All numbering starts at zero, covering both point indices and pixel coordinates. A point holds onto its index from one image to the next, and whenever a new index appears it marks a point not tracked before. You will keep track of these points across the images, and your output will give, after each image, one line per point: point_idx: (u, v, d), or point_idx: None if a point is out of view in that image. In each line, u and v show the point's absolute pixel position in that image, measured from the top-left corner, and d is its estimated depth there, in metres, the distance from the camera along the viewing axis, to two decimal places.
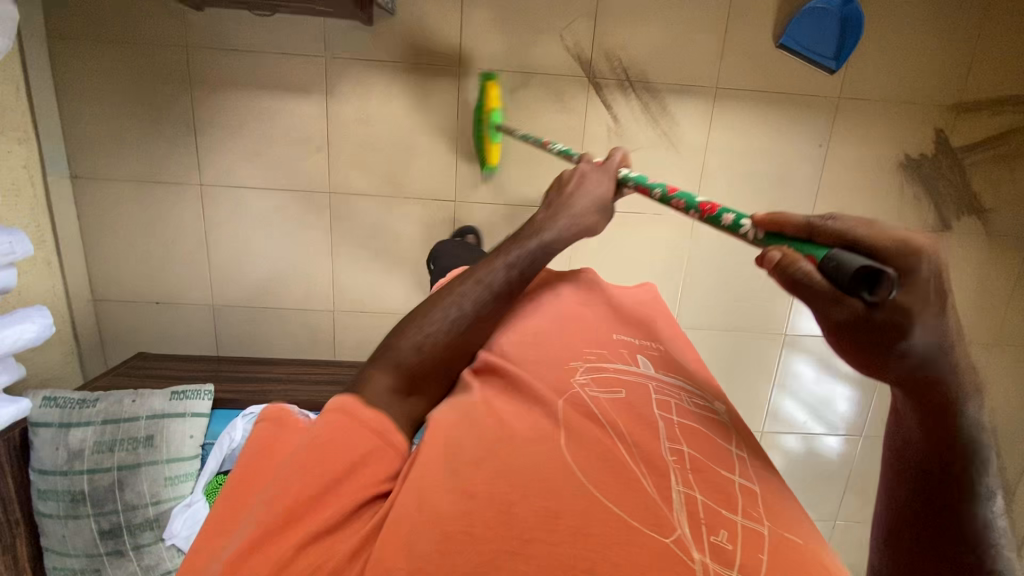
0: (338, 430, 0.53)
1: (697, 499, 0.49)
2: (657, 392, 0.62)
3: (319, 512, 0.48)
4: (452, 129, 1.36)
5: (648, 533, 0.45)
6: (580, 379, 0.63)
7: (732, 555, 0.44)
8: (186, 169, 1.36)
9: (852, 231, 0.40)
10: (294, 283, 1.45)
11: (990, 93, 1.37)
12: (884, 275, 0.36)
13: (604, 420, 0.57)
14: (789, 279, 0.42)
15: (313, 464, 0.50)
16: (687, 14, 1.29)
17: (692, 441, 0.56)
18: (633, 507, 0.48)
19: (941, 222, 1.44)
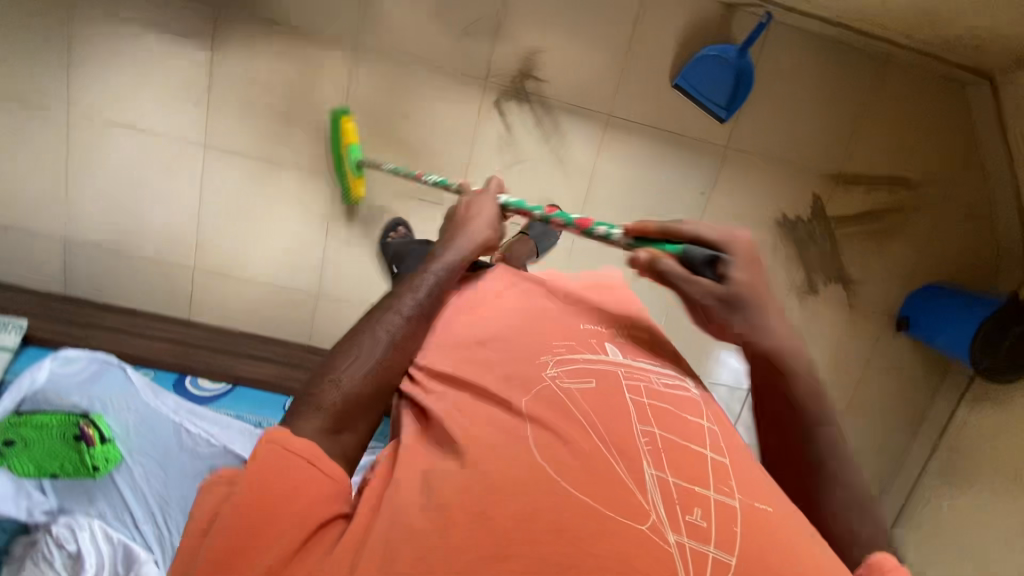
0: (270, 471, 0.48)
1: (670, 481, 0.52)
2: (627, 377, 0.63)
3: (264, 556, 0.45)
4: (341, 104, 1.33)
5: (624, 521, 0.47)
6: (550, 373, 0.62)
7: (708, 534, 0.48)
8: (56, 95, 1.30)
9: (699, 233, 0.64)
10: (156, 232, 1.40)
11: (867, 169, 1.41)
12: (718, 260, 0.62)
13: (575, 410, 0.58)
14: (658, 272, 0.63)
15: (257, 512, 0.46)
16: (589, 37, 1.30)
17: (662, 422, 0.58)
18: (609, 499, 0.49)
19: (808, 285, 1.49)
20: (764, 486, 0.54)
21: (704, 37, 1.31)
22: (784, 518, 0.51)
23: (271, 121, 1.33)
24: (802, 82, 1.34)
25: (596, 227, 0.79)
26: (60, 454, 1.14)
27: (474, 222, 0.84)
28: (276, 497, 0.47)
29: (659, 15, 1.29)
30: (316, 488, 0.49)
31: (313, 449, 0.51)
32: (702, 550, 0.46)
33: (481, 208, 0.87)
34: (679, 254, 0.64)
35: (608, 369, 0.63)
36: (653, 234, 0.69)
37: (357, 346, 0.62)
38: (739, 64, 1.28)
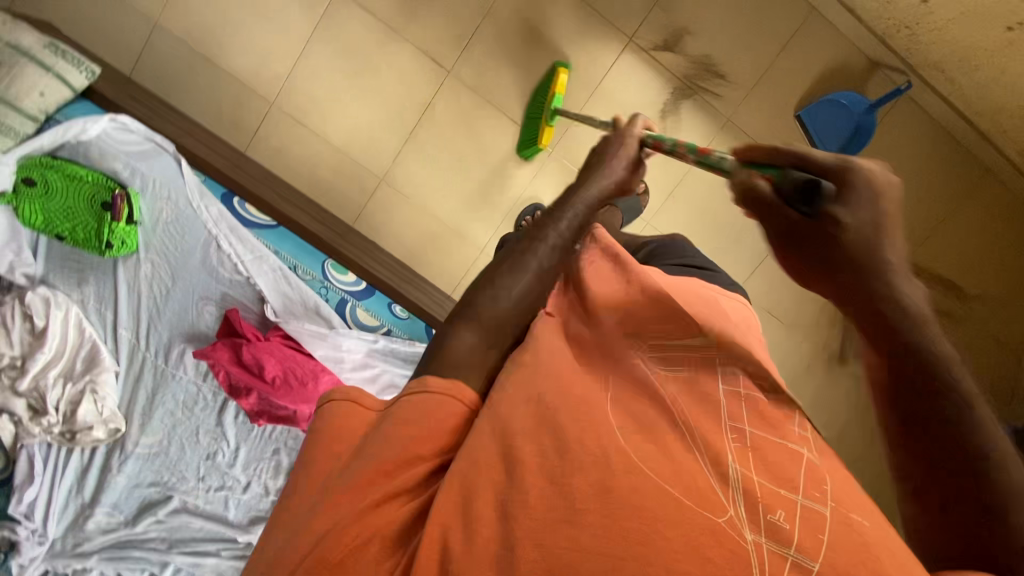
0: (401, 414, 0.49)
1: (754, 482, 0.50)
2: (721, 376, 0.60)
3: (390, 476, 0.46)
4: (486, 4, 1.30)
5: (701, 513, 0.46)
6: (647, 364, 0.61)
7: (790, 536, 0.46)
8: None
9: (804, 154, 0.52)
10: (250, 52, 1.33)
11: (937, 265, 1.46)
12: (823, 184, 0.49)
13: (669, 404, 0.57)
14: (749, 194, 0.53)
15: (386, 440, 0.48)
16: (739, 40, 1.32)
17: (758, 425, 0.56)
18: (678, 484, 0.48)
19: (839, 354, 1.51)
20: (870, 506, 0.51)
21: (840, 82, 1.34)
22: (888, 534, 0.48)
23: None
24: (909, 160, 1.38)
25: (711, 156, 0.65)
26: (78, 216, 1.06)
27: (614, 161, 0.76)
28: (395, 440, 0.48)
29: (808, 47, 1.32)
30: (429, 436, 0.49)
31: (447, 384, 0.52)
32: (780, 550, 0.45)
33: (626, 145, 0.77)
34: (776, 176, 0.52)
35: (696, 365, 0.61)
36: (751, 156, 0.57)
37: (522, 256, 0.63)
38: (862, 119, 1.32)
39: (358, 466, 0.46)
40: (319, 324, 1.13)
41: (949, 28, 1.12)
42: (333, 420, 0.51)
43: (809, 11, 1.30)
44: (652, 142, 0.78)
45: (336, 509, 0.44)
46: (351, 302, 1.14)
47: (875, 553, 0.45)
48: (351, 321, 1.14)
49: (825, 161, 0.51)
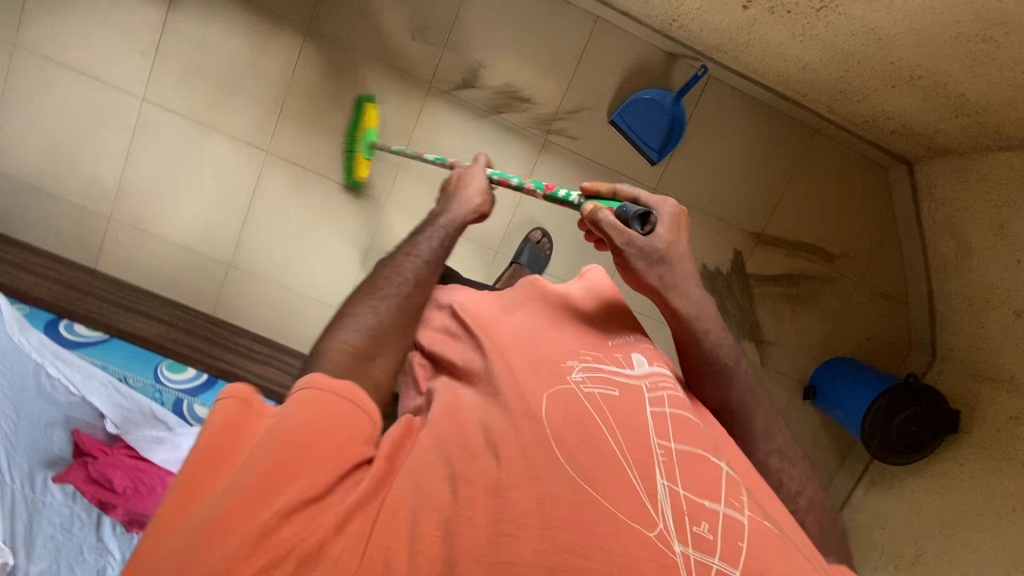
0: (310, 409, 0.52)
1: (680, 493, 0.52)
2: (649, 388, 0.64)
3: (296, 480, 0.47)
4: (284, 80, 1.34)
5: (635, 527, 0.49)
6: (574, 377, 0.63)
7: (714, 546, 0.49)
8: (4, 24, 1.30)
9: (633, 195, 0.80)
10: (76, 173, 1.37)
11: (791, 234, 1.44)
12: (653, 216, 0.74)
13: (598, 418, 0.59)
14: (593, 218, 0.77)
15: (298, 428, 0.50)
16: (536, 62, 1.35)
17: (680, 434, 0.59)
18: (624, 506, 0.51)
19: None
20: (764, 505, 0.56)
21: (644, 80, 1.36)
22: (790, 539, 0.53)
23: (213, 87, 1.34)
24: (734, 140, 1.38)
25: (558, 194, 0.92)
26: None
27: (465, 193, 0.97)
28: (315, 422, 0.51)
29: (604, 53, 1.34)
30: (354, 425, 0.53)
31: (361, 397, 0.55)
32: (705, 562, 0.48)
33: (472, 183, 0.99)
34: (617, 210, 0.77)
35: (629, 381, 0.64)
36: (608, 193, 0.83)
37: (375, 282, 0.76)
38: (673, 111, 1.33)
39: (266, 464, 0.46)
40: (158, 428, 1.21)
41: (706, 20, 1.12)
42: (224, 420, 0.50)
43: (595, 20, 1.32)
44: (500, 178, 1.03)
45: (255, 506, 0.44)
46: (186, 400, 1.26)
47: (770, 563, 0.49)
48: (189, 418, 1.25)
49: (647, 198, 0.78)
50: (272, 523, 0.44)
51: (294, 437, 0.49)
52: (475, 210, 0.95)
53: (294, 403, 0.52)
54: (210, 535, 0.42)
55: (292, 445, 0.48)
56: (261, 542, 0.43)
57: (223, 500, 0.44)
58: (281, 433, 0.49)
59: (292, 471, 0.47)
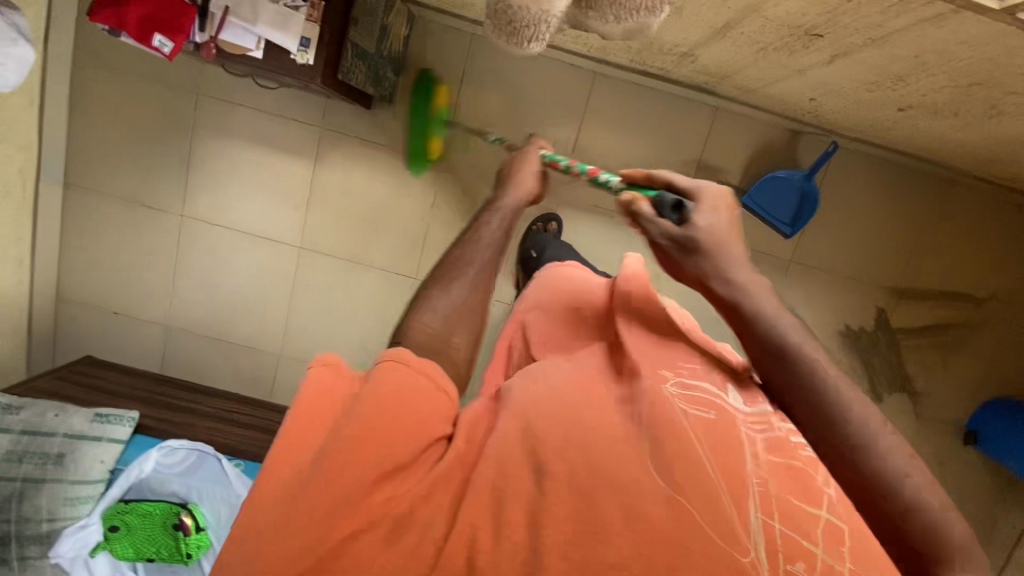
0: (401, 380, 0.43)
1: (778, 521, 0.42)
2: (750, 399, 0.53)
3: (383, 449, 0.39)
4: (426, 213, 1.42)
5: (720, 547, 0.40)
6: (677, 372, 0.54)
7: None
8: (172, 199, 1.42)
9: (673, 180, 0.58)
10: (247, 320, 1.50)
11: (933, 285, 1.44)
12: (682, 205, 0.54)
13: (681, 413, 0.48)
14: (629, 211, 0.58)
15: (385, 405, 0.41)
16: (661, 159, 1.39)
17: (797, 457, 0.47)
18: (706, 515, 0.42)
19: (874, 395, 1.49)
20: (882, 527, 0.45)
21: (771, 159, 1.38)
22: None
23: (360, 227, 1.43)
24: (865, 204, 1.39)
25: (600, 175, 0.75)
26: (157, 539, 1.18)
27: (523, 176, 0.79)
28: (401, 404, 0.41)
29: (728, 141, 1.37)
30: (430, 403, 0.43)
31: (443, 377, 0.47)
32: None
33: (528, 165, 0.82)
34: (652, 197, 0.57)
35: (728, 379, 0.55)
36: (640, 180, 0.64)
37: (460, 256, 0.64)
38: (805, 186, 1.34)
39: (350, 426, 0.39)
40: None
41: (849, 113, 1.13)
42: (319, 386, 0.43)
43: (715, 112, 1.36)
44: (549, 160, 0.86)
45: (328, 486, 0.36)
46: None
47: None
48: None
49: (679, 179, 0.58)
50: (365, 487, 0.37)
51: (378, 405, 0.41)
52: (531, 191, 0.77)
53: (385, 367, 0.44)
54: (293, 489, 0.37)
55: (371, 416, 0.40)
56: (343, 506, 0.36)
57: (313, 464, 0.37)
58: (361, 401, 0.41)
59: (364, 451, 0.38)
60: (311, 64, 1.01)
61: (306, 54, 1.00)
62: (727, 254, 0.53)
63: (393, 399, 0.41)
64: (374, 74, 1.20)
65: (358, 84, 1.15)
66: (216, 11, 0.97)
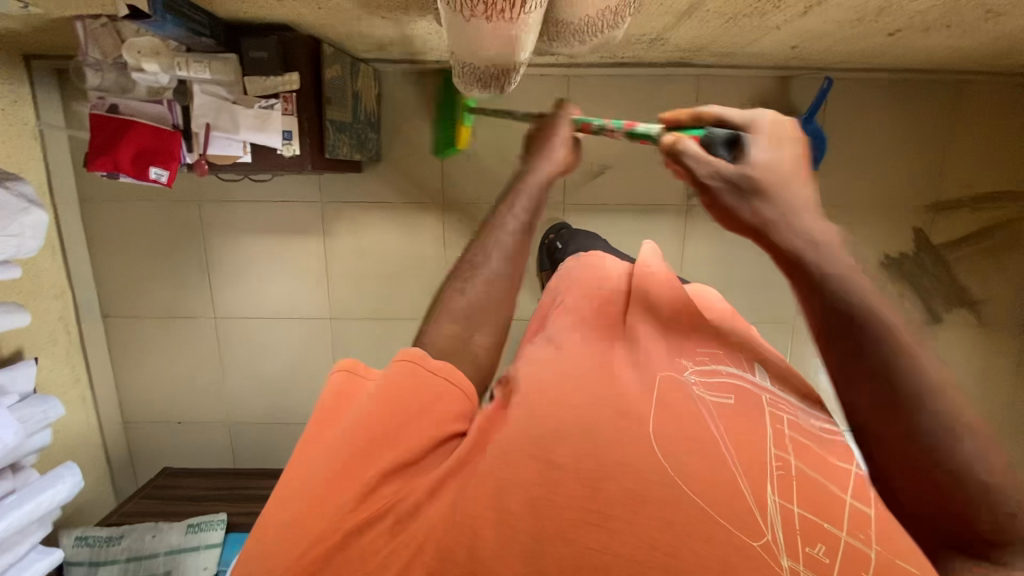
0: (405, 378, 0.53)
1: (795, 511, 0.47)
2: (771, 405, 0.58)
3: (393, 449, 0.48)
4: (441, 255, 1.43)
5: (736, 533, 0.45)
6: (689, 377, 0.61)
7: (833, 570, 0.43)
8: (202, 305, 1.47)
9: (727, 117, 0.64)
10: (299, 400, 1.54)
11: (966, 191, 1.38)
12: (738, 138, 0.60)
13: (706, 422, 0.55)
14: (676, 154, 0.64)
15: (390, 404, 0.50)
16: None
17: (803, 453, 0.53)
18: (723, 507, 0.47)
19: (931, 316, 1.45)
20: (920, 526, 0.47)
21: (767, 112, 1.34)
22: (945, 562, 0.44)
23: (382, 285, 1.45)
24: (874, 129, 1.35)
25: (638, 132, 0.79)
26: None
27: (544, 164, 0.91)
28: (411, 397, 0.52)
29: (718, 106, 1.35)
30: (445, 398, 0.54)
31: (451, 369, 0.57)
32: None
33: (555, 151, 0.93)
34: (702, 138, 0.63)
35: (749, 390, 0.60)
36: (689, 122, 0.72)
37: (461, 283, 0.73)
38: (808, 129, 1.30)
39: (367, 424, 0.48)
40: None
41: (836, 49, 1.09)
42: (334, 390, 0.54)
43: (697, 81, 1.33)
44: (580, 124, 0.93)
45: (336, 491, 0.44)
46: None
47: None
48: None
49: (736, 118, 0.62)
50: (368, 484, 0.46)
51: (383, 412, 0.50)
52: (563, 164, 0.93)
53: (391, 369, 0.54)
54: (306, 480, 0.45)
55: (376, 420, 0.49)
56: (359, 504, 0.45)
57: (326, 480, 0.45)
58: (368, 406, 0.50)
59: (375, 452, 0.47)
60: (298, 153, 1.03)
61: (291, 145, 1.03)
62: (784, 205, 0.57)
63: (397, 400, 0.51)
64: (356, 139, 1.22)
65: (344, 155, 1.18)
66: (200, 130, 1.01)
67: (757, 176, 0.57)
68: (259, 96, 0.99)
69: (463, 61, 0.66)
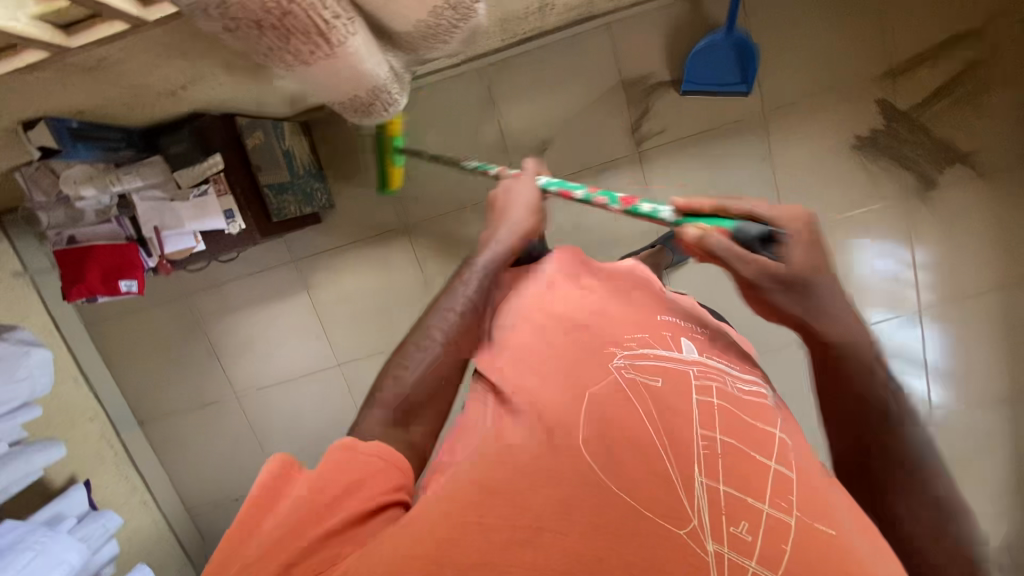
0: (338, 464, 0.54)
1: (720, 490, 0.52)
2: (699, 376, 0.63)
3: (320, 526, 0.49)
4: (419, 275, 1.46)
5: (663, 524, 0.50)
6: (618, 364, 0.64)
7: (752, 547, 0.48)
8: (221, 387, 1.55)
9: (754, 211, 0.62)
10: None
11: (918, 47, 1.31)
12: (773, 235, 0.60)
13: (639, 407, 0.59)
14: (706, 249, 0.62)
15: (319, 486, 0.51)
16: (587, 101, 1.36)
17: (728, 429, 0.57)
18: (648, 493, 0.52)
19: (922, 183, 1.39)
20: (830, 507, 0.52)
21: (687, 36, 1.31)
22: (853, 539, 0.49)
23: (376, 321, 1.49)
24: (799, 17, 1.30)
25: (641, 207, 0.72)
26: None
27: (511, 212, 0.87)
28: (340, 477, 0.52)
29: (636, 46, 1.32)
30: (375, 476, 0.54)
31: (385, 448, 0.57)
32: (741, 564, 0.47)
33: (519, 192, 0.89)
34: (732, 232, 0.62)
35: (677, 367, 0.64)
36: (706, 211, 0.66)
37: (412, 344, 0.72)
38: (734, 40, 1.26)
39: (302, 504, 0.50)
40: None
41: None
42: (266, 480, 0.53)
43: (608, 30, 1.31)
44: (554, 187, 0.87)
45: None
46: None
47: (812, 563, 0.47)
48: None
49: (764, 211, 0.62)
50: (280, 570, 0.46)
51: (310, 494, 0.51)
52: (525, 234, 0.85)
53: (323, 458, 0.55)
54: (239, 563, 0.47)
55: (304, 503, 0.50)
56: None
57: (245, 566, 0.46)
58: (304, 489, 0.51)
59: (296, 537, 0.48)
60: (244, 227, 1.09)
61: (236, 222, 1.08)
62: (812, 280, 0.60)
63: (321, 488, 0.51)
64: (303, 194, 1.26)
65: (293, 214, 1.22)
66: (151, 235, 1.07)
67: (793, 257, 0.60)
68: (192, 186, 1.04)
69: (329, 99, 0.68)
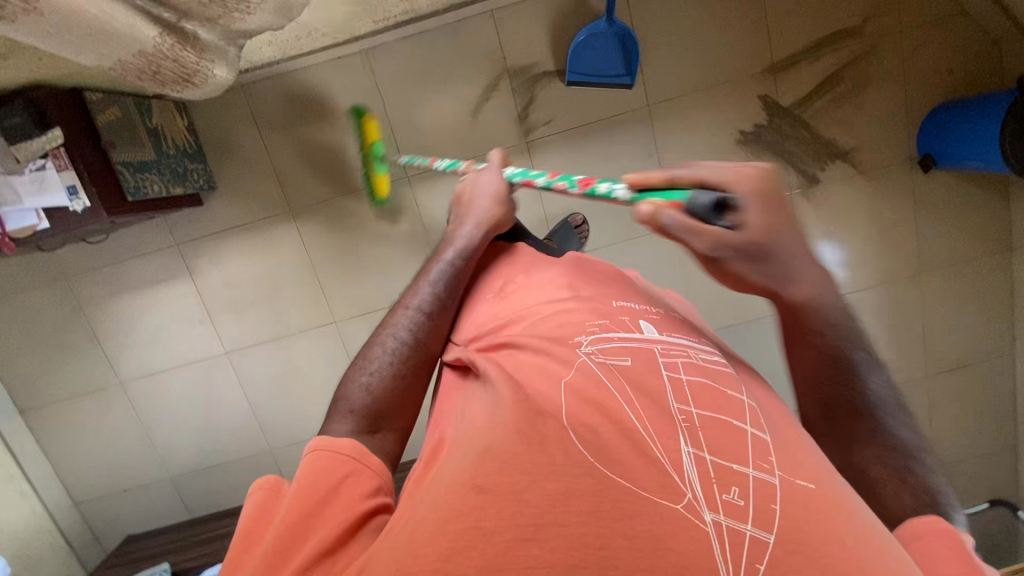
0: (316, 469, 0.57)
1: (707, 460, 0.49)
2: (664, 352, 0.60)
3: (309, 538, 0.50)
4: (306, 262, 1.44)
5: (661, 502, 0.46)
6: (585, 348, 0.60)
7: (746, 511, 0.45)
8: (105, 374, 1.51)
9: (704, 176, 0.57)
10: (226, 437, 1.57)
11: (798, 43, 1.33)
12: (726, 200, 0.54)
13: (613, 390, 0.55)
14: (660, 225, 0.55)
15: (301, 500, 0.53)
16: (474, 88, 1.35)
17: (701, 398, 0.54)
18: (644, 477, 0.47)
19: (805, 178, 1.40)
20: (807, 460, 0.51)
21: (571, 25, 1.31)
22: (838, 492, 0.48)
23: (266, 306, 1.47)
24: (680, 10, 1.31)
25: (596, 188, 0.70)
26: None
27: (475, 204, 0.85)
28: (320, 480, 0.55)
29: (521, 34, 1.31)
30: (352, 478, 0.56)
31: (358, 448, 0.60)
32: (739, 530, 0.44)
33: (481, 184, 0.87)
34: (684, 203, 0.55)
35: (644, 344, 0.61)
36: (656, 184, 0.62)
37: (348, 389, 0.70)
38: (617, 28, 1.25)
39: (292, 507, 0.53)
40: None
41: None
42: (253, 508, 0.56)
43: (493, 15, 1.30)
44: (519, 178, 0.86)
45: None
46: None
47: (810, 531, 0.44)
48: None
49: (715, 172, 0.57)
50: None
51: (297, 507, 0.52)
52: (491, 224, 0.83)
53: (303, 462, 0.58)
54: None
55: (289, 519, 0.52)
56: None
57: None
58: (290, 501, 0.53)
59: (285, 552, 0.49)
60: (89, 206, 1.05)
61: (79, 199, 1.04)
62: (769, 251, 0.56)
63: (306, 495, 0.54)
64: (172, 173, 1.22)
65: (157, 192, 1.17)
66: None
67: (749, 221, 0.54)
68: (30, 160, 1.01)
69: (107, 67, 0.69)
